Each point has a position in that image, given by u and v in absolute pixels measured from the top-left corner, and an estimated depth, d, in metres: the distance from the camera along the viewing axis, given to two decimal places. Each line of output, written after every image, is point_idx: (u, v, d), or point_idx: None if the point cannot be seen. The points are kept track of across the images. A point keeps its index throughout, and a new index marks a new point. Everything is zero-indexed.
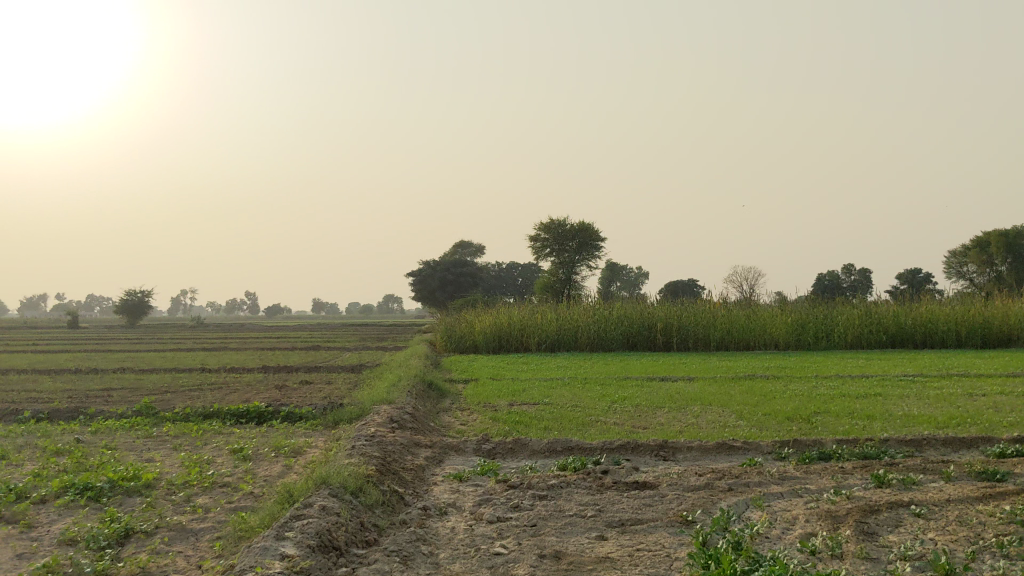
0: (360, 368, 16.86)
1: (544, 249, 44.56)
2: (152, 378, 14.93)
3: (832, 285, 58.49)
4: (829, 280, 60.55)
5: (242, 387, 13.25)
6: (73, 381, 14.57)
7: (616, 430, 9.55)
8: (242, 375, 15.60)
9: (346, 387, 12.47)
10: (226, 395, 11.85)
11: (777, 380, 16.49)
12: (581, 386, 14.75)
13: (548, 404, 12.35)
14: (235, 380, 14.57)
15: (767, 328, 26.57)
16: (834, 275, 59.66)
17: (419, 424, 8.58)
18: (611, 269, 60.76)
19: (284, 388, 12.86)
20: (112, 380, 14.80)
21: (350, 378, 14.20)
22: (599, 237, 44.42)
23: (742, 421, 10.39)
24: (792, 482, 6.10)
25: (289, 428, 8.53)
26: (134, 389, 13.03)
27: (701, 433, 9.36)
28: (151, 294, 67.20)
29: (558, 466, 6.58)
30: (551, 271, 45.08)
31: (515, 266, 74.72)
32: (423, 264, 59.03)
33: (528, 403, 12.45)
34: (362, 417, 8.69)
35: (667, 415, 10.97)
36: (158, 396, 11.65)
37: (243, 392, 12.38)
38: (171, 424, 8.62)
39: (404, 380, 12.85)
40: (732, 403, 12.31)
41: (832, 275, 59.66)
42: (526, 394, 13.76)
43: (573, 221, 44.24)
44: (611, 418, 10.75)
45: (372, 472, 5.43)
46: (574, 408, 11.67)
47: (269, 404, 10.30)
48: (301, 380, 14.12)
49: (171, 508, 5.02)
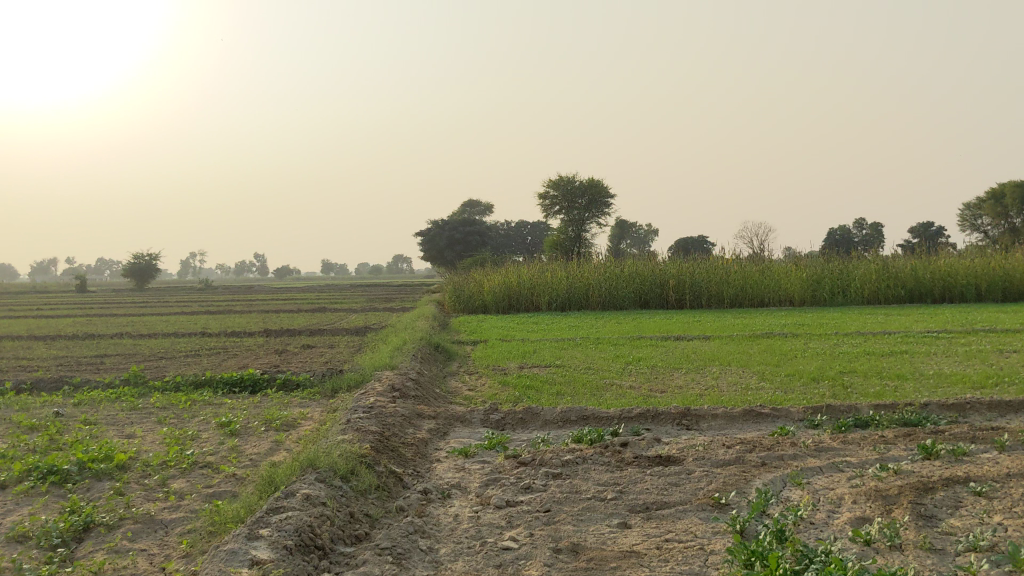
0: (365, 330, 16.37)
1: (552, 206, 43.89)
2: (150, 344, 14.45)
3: (844, 239, 57.75)
4: (841, 235, 59.79)
5: (242, 352, 12.77)
6: (68, 348, 14.10)
7: (633, 396, 9.03)
8: (243, 339, 15.11)
9: (349, 352, 11.97)
10: (223, 362, 11.36)
11: (796, 337, 15.94)
12: (594, 347, 14.23)
13: (560, 366, 11.83)
14: (235, 345, 14.08)
15: (781, 284, 25.96)
16: (845, 230, 58.88)
17: (422, 392, 8.04)
18: (621, 227, 60.05)
19: (285, 353, 12.37)
20: (110, 345, 14.34)
21: (354, 342, 13.69)
22: (609, 193, 43.67)
23: (765, 383, 9.86)
24: (831, 454, 5.54)
25: (285, 398, 8.02)
26: (130, 355, 12.57)
27: (722, 397, 8.82)
28: (159, 258, 66.81)
29: (574, 438, 6.02)
30: (560, 229, 44.44)
31: (524, 224, 74.02)
32: (431, 223, 58.45)
33: (539, 366, 11.94)
34: (362, 385, 8.16)
35: (685, 377, 10.41)
36: (152, 363, 11.16)
37: (242, 357, 11.88)
38: (159, 395, 8.11)
39: (409, 343, 12.32)
40: (752, 363, 11.76)
41: (844, 230, 58.88)
42: (537, 356, 13.24)
43: (581, 178, 43.48)
44: (626, 381, 10.23)
45: (367, 452, 4.88)
46: (587, 371, 11.15)
47: (266, 370, 9.80)
48: (304, 344, 13.62)
49: (143, 495, 4.50)
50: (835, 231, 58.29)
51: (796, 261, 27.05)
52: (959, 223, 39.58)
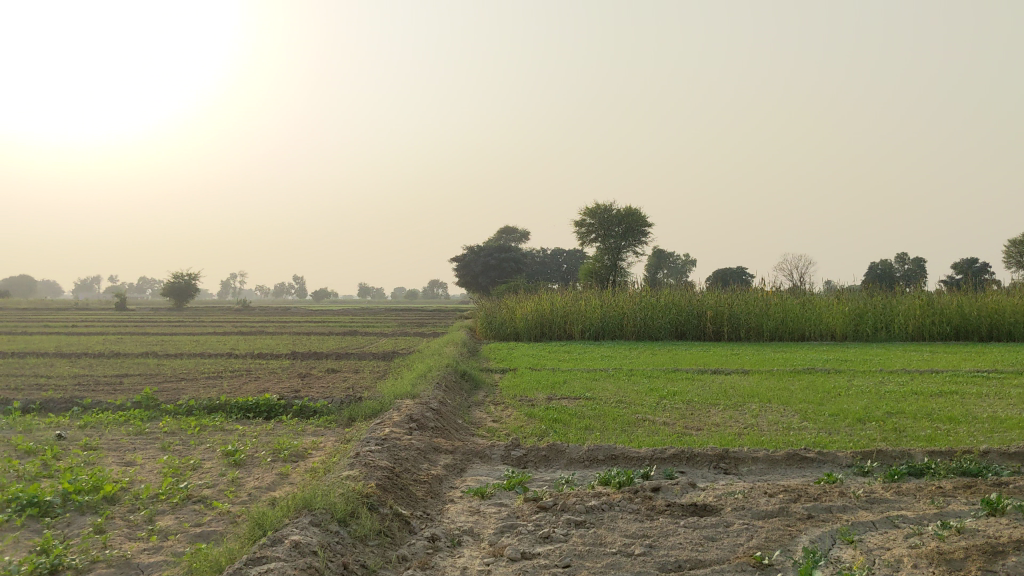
0: (393, 355, 15.99)
1: (589, 234, 43.49)
2: (174, 364, 14.18)
3: (886, 275, 56.65)
4: (882, 270, 58.74)
5: (264, 375, 12.43)
6: (92, 366, 13.87)
7: (666, 433, 8.54)
8: (268, 362, 14.79)
9: (372, 378, 11.58)
10: (243, 384, 11.02)
11: (839, 374, 15.30)
12: (627, 379, 13.73)
13: (591, 397, 11.35)
14: (259, 367, 13.75)
15: (822, 318, 25.27)
16: (887, 265, 57.82)
17: (442, 424, 7.61)
18: (658, 257, 59.43)
19: (308, 377, 12.00)
20: (133, 364, 14.10)
21: (379, 367, 13.30)
22: (646, 223, 43.16)
23: (807, 423, 9.31)
24: (884, 507, 5.03)
25: (298, 425, 7.62)
26: (150, 375, 12.28)
27: (762, 437, 8.30)
28: (196, 277, 67.23)
29: (600, 480, 5.56)
30: (596, 257, 44.00)
31: (560, 252, 73.61)
32: (467, 249, 58.29)
33: (569, 397, 11.47)
34: (379, 414, 7.75)
35: (723, 414, 9.88)
36: (170, 385, 10.85)
37: (263, 381, 11.53)
38: (169, 418, 7.76)
39: (435, 370, 11.90)
40: (793, 401, 11.20)
41: (886, 265, 57.82)
42: (567, 386, 12.76)
43: (618, 206, 43.06)
44: (660, 416, 9.73)
45: (372, 491, 4.45)
46: (619, 404, 10.66)
47: (284, 395, 9.43)
48: (328, 368, 13.26)
49: (125, 534, 4.12)
50: (876, 265, 57.21)
51: (837, 294, 26.35)
52: (1006, 260, 38.55)
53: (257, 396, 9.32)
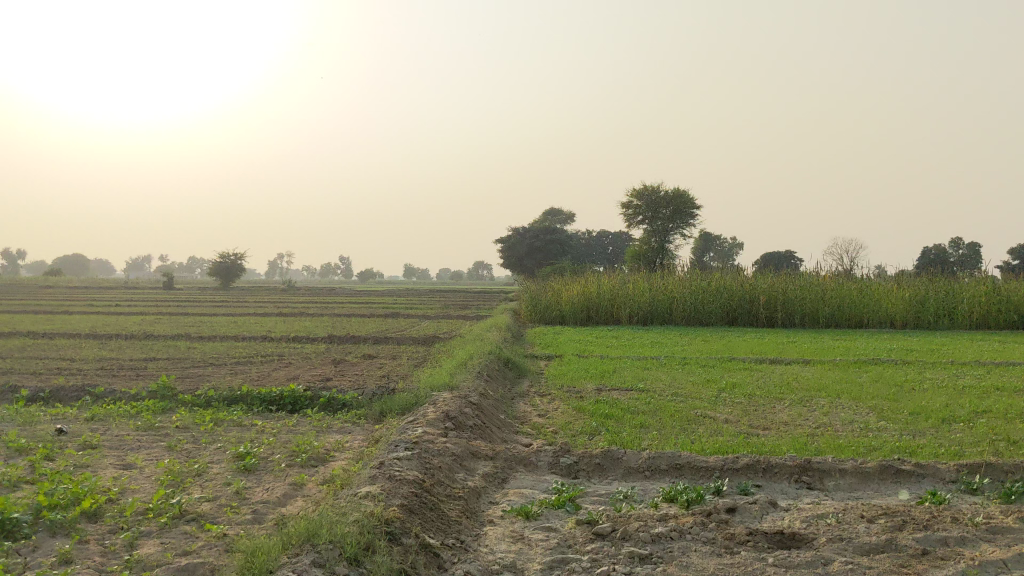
0: (434, 340, 15.28)
1: (636, 216, 42.47)
2: (206, 347, 13.60)
3: (941, 259, 54.90)
4: (937, 254, 57.00)
5: (297, 361, 11.77)
6: (121, 349, 13.34)
7: (730, 433, 7.69)
8: (304, 346, 14.15)
9: (409, 365, 10.87)
10: (272, 371, 10.36)
11: (907, 365, 14.29)
12: (680, 368, 12.85)
13: (644, 389, 10.53)
14: (294, 351, 13.12)
15: (881, 304, 24.14)
16: (941, 250, 56.09)
17: (482, 422, 6.85)
18: (705, 240, 58.18)
19: (341, 364, 11.31)
20: (164, 347, 13.55)
21: (418, 354, 12.59)
22: (695, 205, 42.06)
23: (885, 423, 8.40)
24: (1011, 539, 4.16)
25: (324, 421, 6.91)
26: (178, 360, 11.69)
27: (838, 440, 7.42)
28: (242, 257, 67.28)
29: (665, 497, 4.75)
30: (643, 240, 43.01)
31: (606, 234, 72.57)
32: (512, 230, 57.54)
33: (620, 388, 10.66)
34: (412, 410, 7.01)
35: (790, 411, 9.01)
36: (195, 371, 10.24)
37: (294, 367, 10.86)
38: (184, 411, 7.09)
39: (476, 357, 11.15)
40: (865, 396, 10.26)
41: (940, 250, 56.08)
42: (618, 376, 11.94)
43: (667, 188, 41.96)
44: (721, 412, 8.88)
45: (394, 515, 3.70)
46: (674, 397, 9.84)
47: (312, 386, 8.74)
48: (365, 354, 12.58)
49: (93, 566, 3.42)
50: (931, 250, 55.52)
51: (898, 280, 25.16)
52: None
53: (283, 386, 8.63)
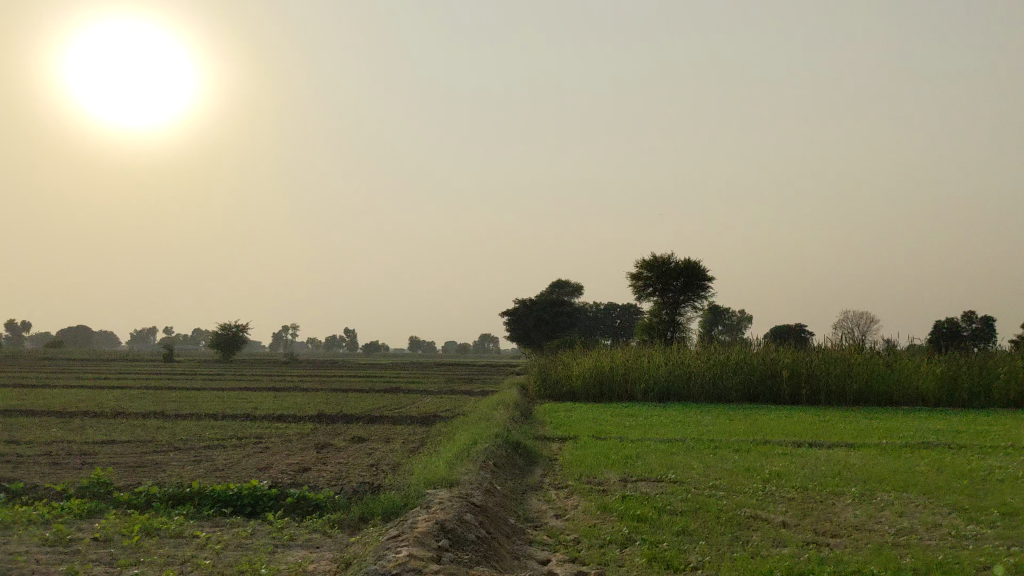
0: (436, 419, 13.77)
1: (645, 288, 41.17)
2: (177, 427, 12.10)
3: (954, 334, 53.47)
4: (949, 328, 55.64)
5: (275, 444, 10.29)
6: (81, 429, 11.86)
7: (795, 545, 6.23)
8: (288, 426, 12.67)
9: (403, 452, 9.40)
10: (244, 459, 8.92)
11: (960, 450, 12.77)
12: (711, 454, 11.33)
13: (676, 481, 9.05)
14: (277, 433, 11.62)
15: (912, 381, 22.67)
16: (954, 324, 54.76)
17: (487, 535, 5.39)
18: (714, 313, 56.84)
19: (326, 449, 9.84)
20: (131, 427, 12.06)
21: (415, 436, 11.10)
22: (707, 276, 40.76)
23: (979, 528, 6.93)
24: None
25: (286, 532, 5.46)
26: (139, 443, 10.22)
27: (934, 556, 5.95)
28: (243, 328, 66.09)
29: None
30: (653, 312, 41.61)
31: (612, 306, 71.26)
32: (518, 302, 56.26)
33: (648, 479, 9.16)
34: (400, 517, 5.57)
35: (859, 514, 7.53)
36: (152, 459, 8.78)
37: (269, 453, 9.40)
38: (111, 517, 5.64)
39: (481, 441, 9.69)
40: (936, 490, 8.78)
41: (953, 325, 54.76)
42: (642, 463, 10.44)
43: (677, 259, 40.74)
44: (775, 514, 7.39)
45: None
46: (715, 492, 8.35)
47: (281, 479, 7.27)
48: (356, 436, 11.10)
49: None
50: (943, 323, 54.16)
51: (928, 357, 23.70)
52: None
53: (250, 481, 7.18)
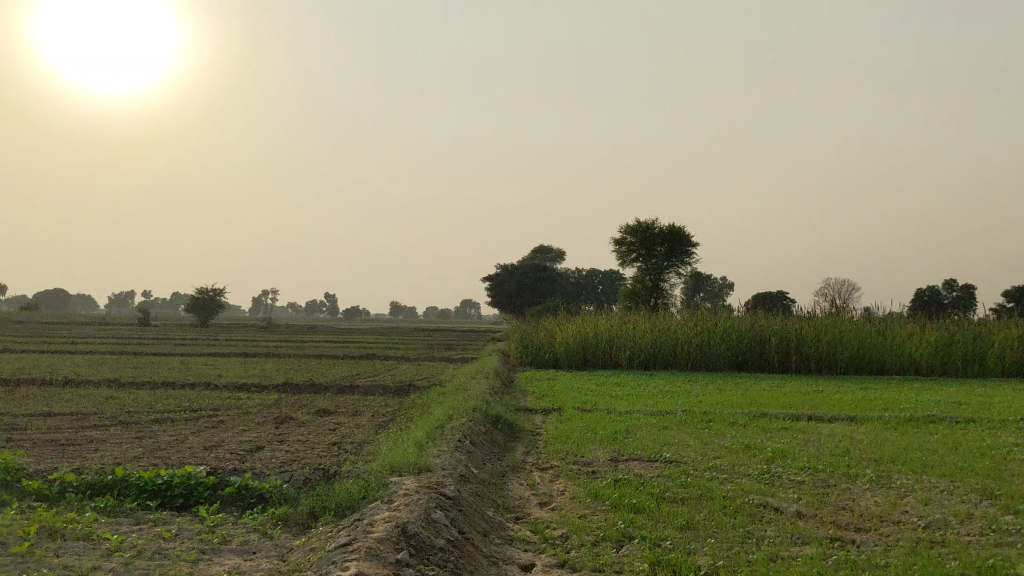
0: (411, 389, 12.86)
1: (629, 254, 40.32)
2: (126, 398, 11.11)
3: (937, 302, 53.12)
4: (930, 296, 55.35)
5: (231, 418, 9.34)
6: (23, 400, 10.86)
7: (816, 541, 5.39)
8: (249, 397, 11.73)
9: (370, 428, 8.48)
10: (192, 436, 7.97)
11: (967, 424, 11.99)
12: (707, 430, 10.49)
13: (671, 460, 8.20)
14: (235, 405, 10.68)
15: (904, 349, 21.96)
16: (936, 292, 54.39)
17: (458, 538, 4.48)
18: (697, 280, 56.19)
19: (284, 424, 8.91)
20: (75, 397, 11.07)
21: (386, 410, 10.19)
22: (691, 241, 39.92)
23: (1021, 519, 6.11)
24: None
25: (218, 534, 4.54)
26: (81, 417, 9.24)
27: (981, 557, 5.11)
28: (220, 292, 64.87)
29: None
30: (636, 278, 40.80)
31: (594, 272, 70.52)
32: (501, 268, 55.35)
33: (640, 458, 8.31)
34: (354, 516, 4.66)
35: (882, 502, 6.69)
36: (87, 437, 7.81)
37: (220, 429, 8.45)
38: (7, 514, 4.69)
39: (457, 416, 8.80)
40: (958, 472, 7.98)
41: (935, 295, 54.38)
42: (634, 439, 9.57)
43: (661, 224, 39.85)
44: (786, 502, 6.54)
45: None
46: (716, 475, 7.50)
47: (224, 464, 6.33)
48: (321, 409, 10.18)
49: None
50: (924, 292, 53.81)
51: (921, 326, 23.00)
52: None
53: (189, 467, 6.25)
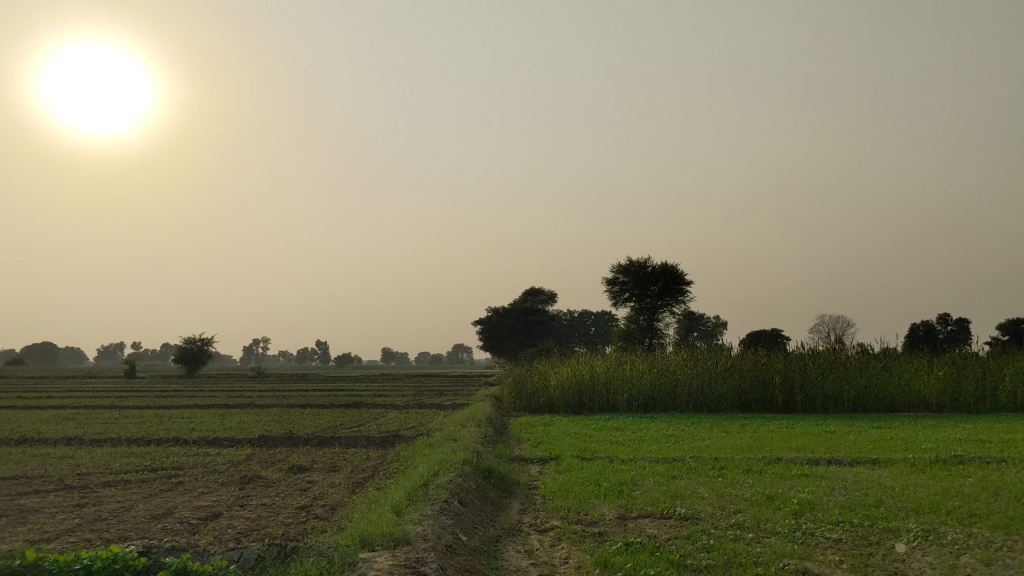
0: (396, 441, 11.91)
1: (622, 294, 39.51)
2: (82, 457, 10.14)
3: (932, 336, 52.49)
4: (925, 331, 54.75)
5: (193, 479, 8.37)
6: None
7: None
8: (220, 453, 10.75)
9: (345, 489, 7.52)
10: (144, 503, 7.00)
11: (998, 466, 11.07)
12: (720, 480, 9.55)
13: (687, 516, 7.27)
14: (200, 462, 9.73)
15: (912, 386, 21.09)
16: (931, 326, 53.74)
17: None
18: (692, 320, 55.40)
19: (251, 485, 7.93)
20: (25, 457, 10.07)
21: (367, 465, 9.23)
22: (685, 280, 39.08)
23: None
24: None
25: None
26: (26, 482, 8.25)
27: None
28: (209, 342, 63.88)
29: None
30: (630, 318, 39.95)
31: (587, 314, 69.73)
32: (493, 311, 54.48)
33: (651, 514, 7.38)
34: None
35: (939, 564, 5.76)
36: (21, 507, 6.81)
37: (177, 492, 7.49)
38: None
39: (444, 472, 7.87)
40: (1010, 523, 7.07)
41: (930, 329, 53.76)
42: (642, 492, 8.63)
43: (654, 263, 39.06)
44: (827, 568, 5.61)
45: None
46: (738, 535, 6.57)
47: (168, 540, 5.38)
48: (295, 466, 9.22)
49: None
50: (918, 326, 53.24)
51: (927, 362, 22.16)
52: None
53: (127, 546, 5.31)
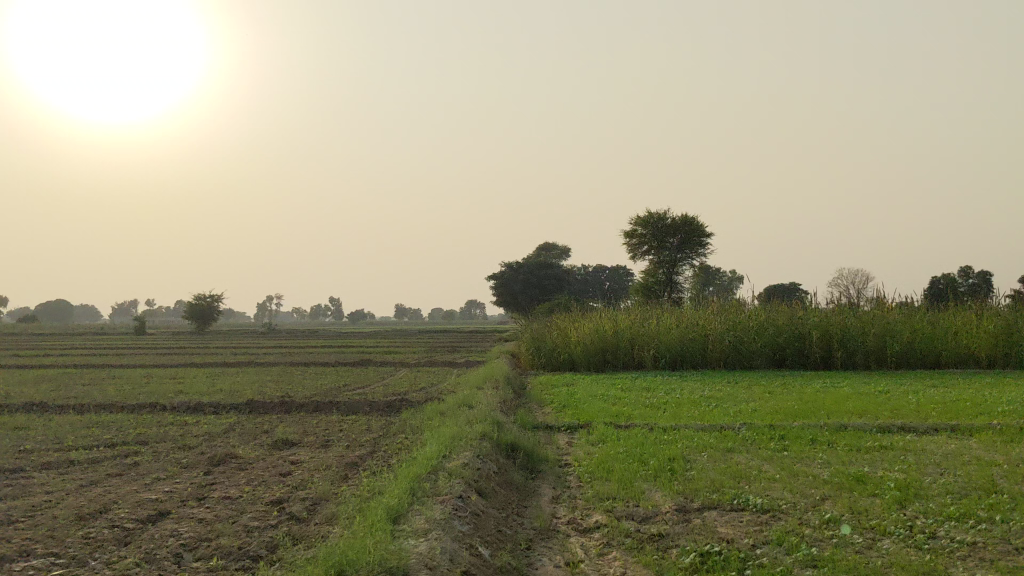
0: (403, 406, 10.41)
1: (640, 245, 37.83)
2: (35, 428, 8.65)
3: (952, 289, 50.85)
4: (945, 284, 53.10)
5: (153, 460, 6.85)
6: None
7: None
8: (199, 424, 9.22)
9: (334, 473, 6.03)
10: (78, 496, 5.47)
11: None
12: (784, 454, 8.01)
13: (764, 508, 5.76)
14: (173, 435, 8.23)
15: (962, 340, 19.45)
16: (950, 279, 52.11)
17: None
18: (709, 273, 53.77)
19: (221, 468, 6.41)
20: None
21: (367, 439, 7.70)
22: (706, 232, 37.33)
23: None
24: None
25: None
26: None
27: None
28: (219, 298, 62.56)
29: None
30: (648, 271, 38.32)
31: (602, 268, 68.22)
32: (506, 266, 52.94)
33: (720, 505, 5.87)
34: None
35: None
36: None
37: (124, 479, 5.97)
38: None
39: (457, 451, 6.36)
40: None
41: (950, 281, 52.09)
42: (697, 471, 7.11)
43: (673, 213, 37.29)
44: None
45: None
46: (840, 538, 5.05)
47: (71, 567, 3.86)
48: (281, 441, 7.70)
49: None
50: (937, 278, 51.51)
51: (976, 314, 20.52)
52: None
53: None
